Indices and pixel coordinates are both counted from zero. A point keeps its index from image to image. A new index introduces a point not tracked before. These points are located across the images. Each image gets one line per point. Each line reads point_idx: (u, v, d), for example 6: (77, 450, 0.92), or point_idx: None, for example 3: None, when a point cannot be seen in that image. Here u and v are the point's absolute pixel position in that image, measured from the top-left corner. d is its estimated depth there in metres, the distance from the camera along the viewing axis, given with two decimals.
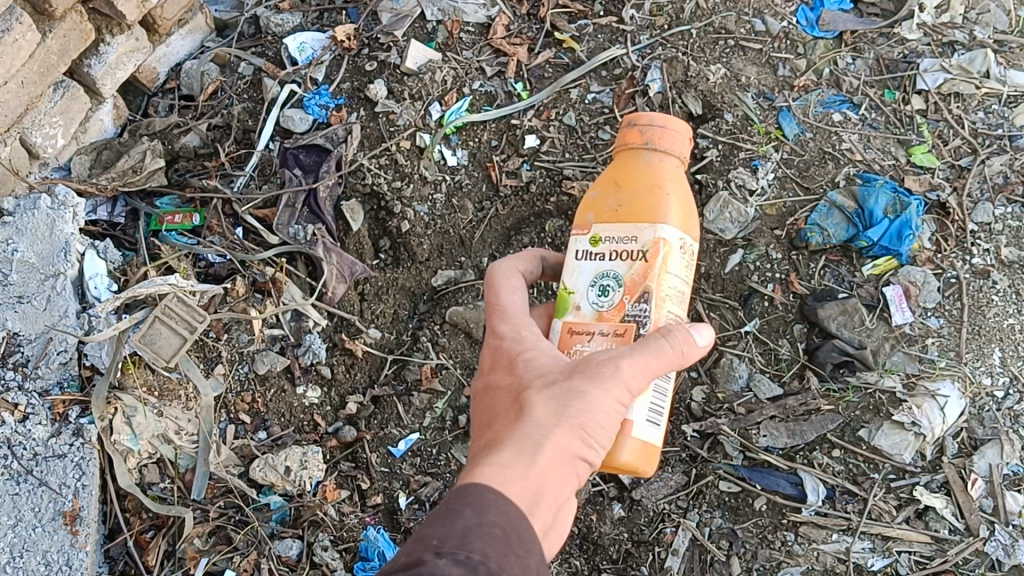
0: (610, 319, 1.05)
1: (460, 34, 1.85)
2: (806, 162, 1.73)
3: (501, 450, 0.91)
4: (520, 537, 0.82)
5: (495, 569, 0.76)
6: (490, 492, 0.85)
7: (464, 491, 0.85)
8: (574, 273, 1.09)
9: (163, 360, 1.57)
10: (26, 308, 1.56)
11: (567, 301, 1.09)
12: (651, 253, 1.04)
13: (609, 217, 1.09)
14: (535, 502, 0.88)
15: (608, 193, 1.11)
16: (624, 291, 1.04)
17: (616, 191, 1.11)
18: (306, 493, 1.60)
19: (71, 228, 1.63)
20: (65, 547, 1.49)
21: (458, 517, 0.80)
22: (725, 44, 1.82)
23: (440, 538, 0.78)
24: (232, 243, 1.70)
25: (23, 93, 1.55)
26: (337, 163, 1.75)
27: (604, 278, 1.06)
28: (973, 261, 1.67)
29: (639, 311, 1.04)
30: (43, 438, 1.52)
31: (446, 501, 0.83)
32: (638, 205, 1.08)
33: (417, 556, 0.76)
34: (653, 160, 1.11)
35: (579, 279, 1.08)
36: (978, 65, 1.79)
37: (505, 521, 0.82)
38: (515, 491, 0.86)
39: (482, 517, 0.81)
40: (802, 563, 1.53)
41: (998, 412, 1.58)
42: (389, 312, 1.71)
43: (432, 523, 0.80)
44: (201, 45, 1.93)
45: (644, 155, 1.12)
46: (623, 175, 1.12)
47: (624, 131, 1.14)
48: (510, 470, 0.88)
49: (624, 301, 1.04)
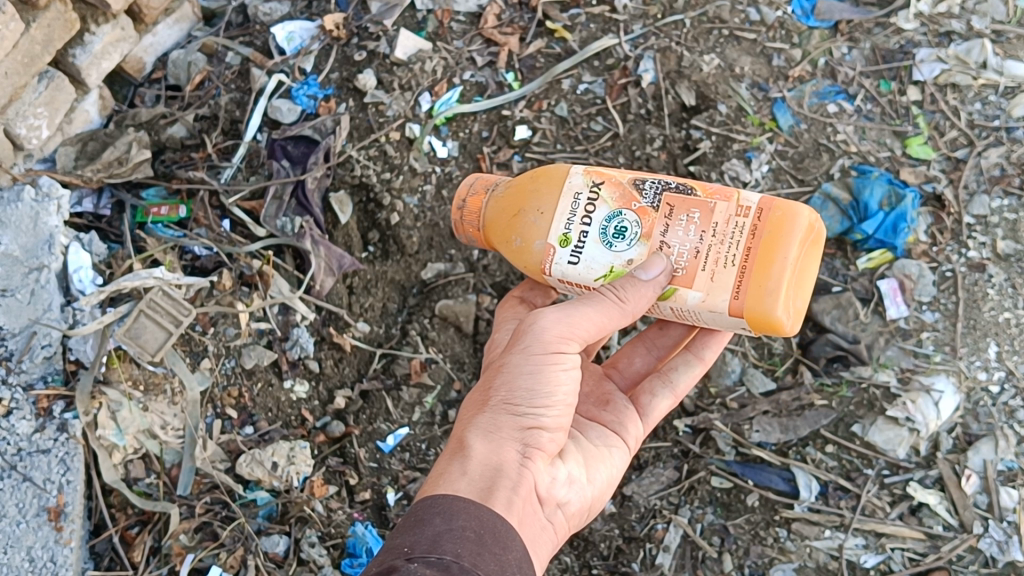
0: (653, 223, 1.10)
1: (451, 24, 1.82)
2: (801, 153, 1.71)
3: (437, 461, 1.04)
4: (494, 535, 0.92)
5: (468, 565, 0.85)
6: (452, 500, 0.94)
7: (426, 499, 0.96)
8: (597, 260, 1.11)
9: (148, 353, 1.54)
10: (9, 302, 1.53)
11: (622, 271, 1.10)
12: (597, 178, 1.13)
13: (547, 223, 1.14)
14: (484, 486, 0.99)
15: (523, 219, 1.16)
16: (628, 207, 1.11)
17: (527, 210, 1.16)
18: (293, 489, 1.59)
19: (56, 220, 1.59)
20: (50, 543, 1.48)
21: (428, 526, 0.90)
22: (719, 34, 1.78)
23: (411, 545, 0.87)
24: (218, 235, 1.68)
25: (6, 84, 1.52)
26: (325, 155, 1.72)
27: (614, 232, 1.11)
28: (969, 254, 1.64)
29: (652, 189, 1.11)
30: (27, 433, 1.51)
31: (413, 515, 0.93)
32: (547, 192, 1.16)
33: (389, 564, 0.84)
34: (501, 191, 1.21)
35: (603, 258, 1.11)
36: (975, 55, 1.74)
37: (476, 523, 0.92)
38: (461, 487, 0.98)
39: (452, 522, 0.91)
40: (794, 560, 1.52)
41: (993, 407, 1.56)
42: (378, 306, 1.69)
43: (403, 535, 0.90)
44: (188, 34, 1.89)
45: (494, 194, 1.22)
46: (516, 205, 1.18)
47: (464, 213, 1.23)
48: (448, 473, 1.00)
49: (639, 207, 1.11)
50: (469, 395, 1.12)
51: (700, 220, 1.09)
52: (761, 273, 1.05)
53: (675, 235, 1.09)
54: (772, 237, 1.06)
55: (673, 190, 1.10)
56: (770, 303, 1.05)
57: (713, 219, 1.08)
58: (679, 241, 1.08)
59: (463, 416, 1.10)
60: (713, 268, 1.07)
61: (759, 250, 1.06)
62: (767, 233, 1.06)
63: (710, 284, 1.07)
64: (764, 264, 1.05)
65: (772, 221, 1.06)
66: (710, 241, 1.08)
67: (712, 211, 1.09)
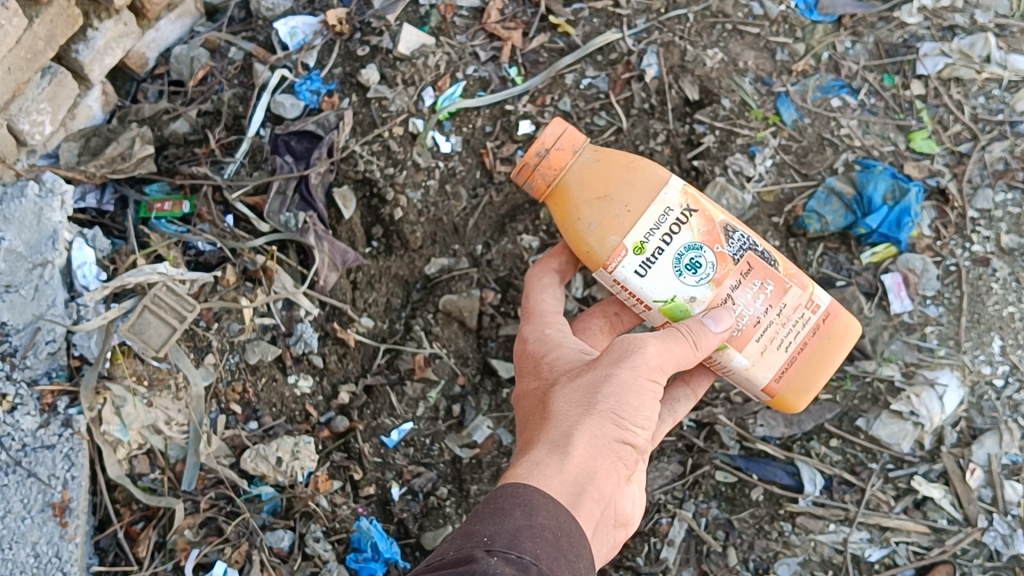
0: (730, 273, 1.19)
1: (454, 19, 1.81)
2: (804, 148, 1.71)
3: (535, 449, 1.06)
4: (569, 540, 0.93)
5: (545, 570, 0.86)
6: (536, 494, 0.95)
7: (511, 491, 0.96)
8: (663, 280, 1.18)
9: (152, 349, 1.53)
10: (14, 298, 1.53)
11: (681, 307, 1.19)
12: (691, 204, 1.18)
13: (629, 221, 1.18)
14: (574, 491, 1.00)
15: (605, 206, 1.19)
16: (710, 246, 1.18)
17: (611, 199, 1.19)
18: (298, 484, 1.59)
19: (60, 216, 1.60)
20: (54, 539, 1.48)
21: (510, 517, 0.91)
22: (723, 28, 1.78)
23: (491, 537, 0.88)
24: (222, 231, 1.68)
25: (10, 79, 1.52)
26: (329, 150, 1.72)
27: (689, 264, 1.18)
28: (972, 248, 1.64)
29: (739, 243, 1.20)
30: (31, 429, 1.51)
31: (494, 502, 0.94)
32: (639, 190, 1.19)
33: (469, 552, 0.85)
34: (588, 163, 1.22)
35: (670, 286, 1.18)
36: (978, 49, 1.74)
37: (555, 524, 0.93)
38: (556, 484, 0.99)
39: (532, 518, 0.92)
40: (799, 553, 1.53)
41: (998, 401, 1.56)
42: (382, 301, 1.70)
43: (483, 521, 0.91)
44: (190, 30, 1.88)
45: (581, 161, 1.22)
46: (602, 188, 1.20)
47: (548, 165, 1.21)
48: (545, 467, 1.01)
49: (722, 251, 1.19)
50: (561, 394, 1.12)
51: (773, 294, 1.21)
52: (807, 368, 1.26)
53: (745, 296, 1.20)
54: (824, 342, 1.27)
55: (757, 255, 1.21)
56: (800, 395, 1.27)
57: (784, 298, 1.22)
58: (747, 304, 1.20)
59: (554, 414, 1.10)
60: (768, 343, 1.22)
61: (808, 342, 1.25)
62: (822, 334, 1.25)
63: (761, 356, 1.22)
64: (812, 361, 1.26)
65: (830, 327, 1.26)
66: (776, 319, 1.22)
67: (786, 291, 1.22)
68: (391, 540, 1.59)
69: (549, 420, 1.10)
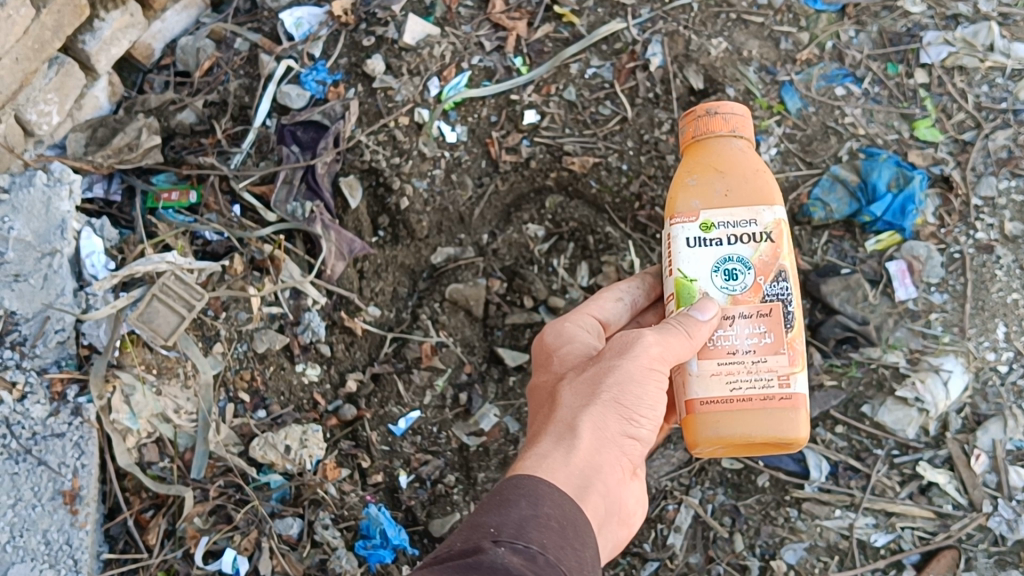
0: (749, 302, 1.12)
1: (459, 9, 1.80)
2: (809, 136, 1.71)
3: (540, 441, 1.06)
4: (574, 529, 0.94)
5: (553, 559, 0.87)
6: (542, 484, 0.96)
7: (518, 482, 0.97)
8: (699, 262, 1.13)
9: (161, 337, 1.55)
10: (22, 287, 1.54)
11: (691, 289, 1.13)
12: (775, 235, 1.12)
13: (720, 203, 1.13)
14: (580, 484, 1.00)
15: (712, 179, 1.15)
16: (756, 273, 1.12)
17: (722, 176, 1.14)
18: (306, 472, 1.60)
19: (68, 206, 1.60)
20: (65, 526, 1.49)
21: (515, 508, 0.92)
22: (727, 18, 1.78)
23: (497, 527, 0.89)
24: (229, 220, 1.69)
25: (16, 69, 1.52)
26: (335, 140, 1.72)
27: (729, 265, 1.12)
28: (977, 236, 1.65)
29: (778, 291, 1.12)
30: (41, 417, 1.52)
31: (500, 493, 0.95)
32: (748, 188, 1.14)
33: (476, 543, 0.86)
34: (738, 148, 1.17)
35: (701, 268, 1.13)
36: (982, 38, 1.74)
37: (560, 513, 0.94)
38: (560, 477, 0.99)
39: (538, 508, 0.93)
40: (805, 539, 1.55)
41: (1002, 387, 1.57)
42: (388, 290, 1.71)
43: (489, 513, 0.92)
44: (196, 21, 1.87)
45: (734, 140, 1.18)
46: (721, 164, 1.16)
47: (705, 118, 1.18)
48: (550, 459, 1.02)
49: (759, 284, 1.12)
50: (568, 386, 1.11)
51: (765, 346, 1.11)
52: (736, 418, 1.11)
53: (742, 327, 1.12)
54: (766, 417, 1.10)
55: (782, 312, 1.12)
56: (705, 435, 1.12)
57: (769, 356, 1.11)
58: (738, 333, 1.11)
59: (560, 404, 1.10)
60: (723, 372, 1.12)
61: (754, 406, 1.11)
62: (774, 409, 1.10)
63: (708, 378, 1.12)
64: (743, 417, 1.11)
65: (784, 412, 1.10)
66: (749, 367, 1.11)
67: (777, 351, 1.11)
68: (399, 526, 1.61)
69: (554, 413, 1.10)
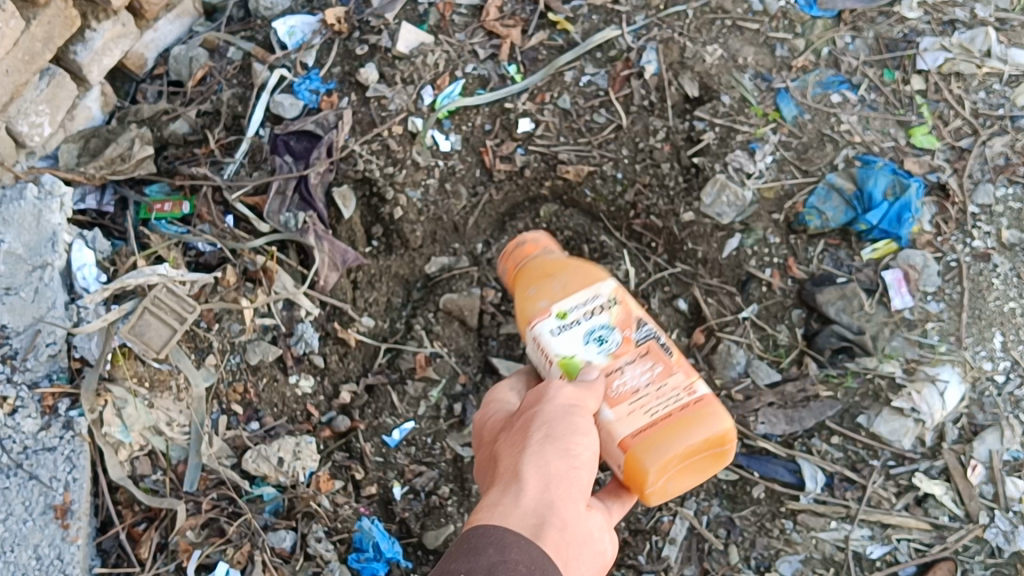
0: (628, 351, 1.15)
1: (452, 17, 1.80)
2: (804, 144, 1.70)
3: (488, 493, 0.98)
4: (546, 572, 0.86)
5: None
6: (503, 531, 0.89)
7: (478, 532, 0.89)
8: (568, 343, 1.15)
9: (153, 351, 1.54)
10: (14, 300, 1.54)
11: (575, 363, 1.13)
12: (620, 296, 1.19)
13: (561, 294, 1.20)
14: (536, 522, 0.92)
15: (547, 282, 1.24)
16: (620, 329, 1.17)
17: (555, 278, 1.24)
18: (299, 484, 1.59)
19: (59, 219, 1.60)
20: (56, 541, 1.48)
21: (480, 556, 0.84)
22: (722, 25, 1.77)
23: (466, 573, 0.81)
24: (222, 231, 1.68)
25: (7, 81, 1.51)
26: (328, 149, 1.71)
27: (595, 332, 1.16)
28: (974, 244, 1.63)
29: (646, 332, 1.17)
30: (32, 431, 1.51)
31: (464, 543, 0.87)
32: (581, 274, 1.23)
33: None
34: (553, 254, 1.30)
35: (575, 343, 1.15)
36: (978, 43, 1.73)
37: (527, 557, 0.86)
38: (514, 520, 0.92)
39: (504, 554, 0.85)
40: (801, 551, 1.54)
41: (998, 397, 1.57)
42: (382, 300, 1.70)
43: (456, 562, 0.84)
44: (189, 30, 1.87)
45: (547, 254, 1.30)
46: (550, 269, 1.26)
47: (517, 248, 1.31)
48: (500, 506, 0.94)
49: (628, 335, 1.16)
50: (504, 440, 1.05)
51: (660, 373, 1.14)
52: (670, 437, 1.10)
53: (633, 370, 1.14)
54: (690, 429, 1.11)
55: (659, 345, 1.16)
56: (652, 466, 1.09)
57: (667, 380, 1.13)
58: (632, 375, 1.13)
59: (502, 457, 1.03)
60: (636, 407, 1.11)
61: (676, 423, 1.11)
62: (694, 415, 1.12)
63: (626, 415, 1.11)
64: (674, 433, 1.10)
65: (705, 413, 1.12)
66: (653, 393, 1.12)
67: (672, 373, 1.14)
68: (393, 539, 1.60)
69: (496, 469, 1.03)
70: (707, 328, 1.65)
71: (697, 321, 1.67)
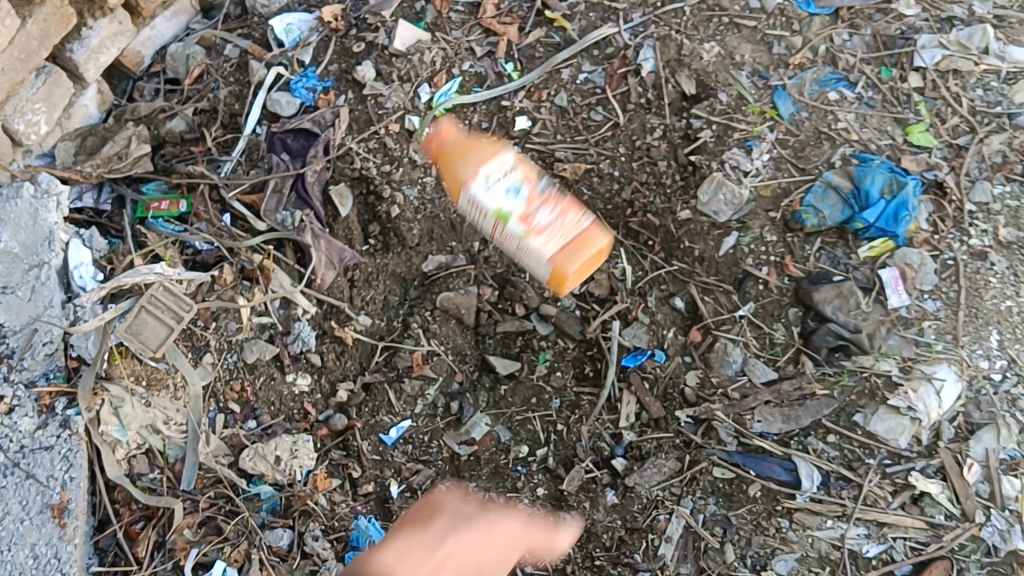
0: (541, 198, 1.35)
1: (450, 14, 1.81)
2: (801, 142, 1.70)
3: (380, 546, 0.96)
4: None
5: None
6: None
7: None
8: (494, 201, 1.33)
9: (150, 349, 1.55)
10: (10, 299, 1.54)
11: (506, 219, 1.32)
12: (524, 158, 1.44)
13: (482, 162, 1.39)
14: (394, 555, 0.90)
15: (467, 151, 1.42)
16: (531, 181, 1.36)
17: (472, 150, 1.42)
18: (297, 482, 1.60)
19: (55, 217, 1.60)
20: (54, 540, 1.46)
21: None
22: (719, 22, 1.77)
23: None
24: (219, 229, 1.67)
25: (3, 79, 1.51)
26: (325, 148, 1.72)
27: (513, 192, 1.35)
28: (970, 242, 1.64)
29: (550, 180, 1.40)
30: (29, 430, 1.51)
31: None
32: (491, 143, 1.45)
33: None
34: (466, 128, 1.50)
35: (502, 206, 1.33)
36: (976, 41, 1.73)
37: None
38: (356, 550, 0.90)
39: None
40: (796, 550, 1.53)
41: (995, 396, 1.57)
42: (379, 299, 1.70)
43: None
44: (186, 27, 1.87)
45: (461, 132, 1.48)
46: (467, 145, 1.44)
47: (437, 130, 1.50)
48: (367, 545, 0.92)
49: (537, 183, 1.37)
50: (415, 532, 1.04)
51: (566, 208, 1.36)
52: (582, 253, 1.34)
53: (548, 211, 1.34)
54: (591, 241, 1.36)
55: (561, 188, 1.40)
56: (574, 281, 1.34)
57: (573, 211, 1.36)
58: (549, 215, 1.34)
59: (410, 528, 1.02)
60: (553, 232, 1.33)
61: (583, 242, 1.35)
62: (595, 232, 1.37)
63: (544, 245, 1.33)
64: (584, 248, 1.35)
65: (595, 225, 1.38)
66: (564, 224, 1.33)
67: (575, 207, 1.37)
68: None
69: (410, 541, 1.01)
70: (703, 327, 1.65)
71: (693, 320, 1.66)
